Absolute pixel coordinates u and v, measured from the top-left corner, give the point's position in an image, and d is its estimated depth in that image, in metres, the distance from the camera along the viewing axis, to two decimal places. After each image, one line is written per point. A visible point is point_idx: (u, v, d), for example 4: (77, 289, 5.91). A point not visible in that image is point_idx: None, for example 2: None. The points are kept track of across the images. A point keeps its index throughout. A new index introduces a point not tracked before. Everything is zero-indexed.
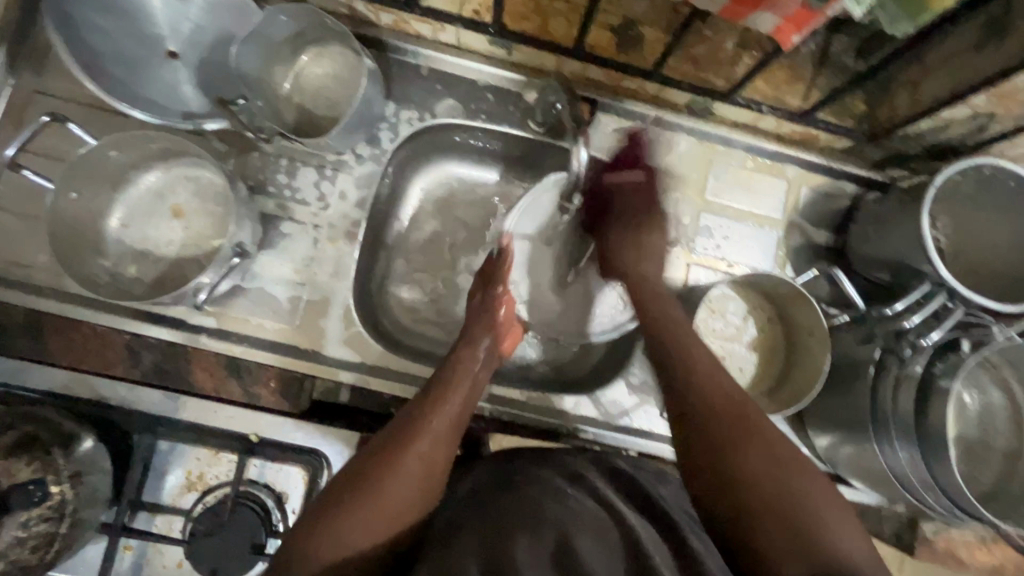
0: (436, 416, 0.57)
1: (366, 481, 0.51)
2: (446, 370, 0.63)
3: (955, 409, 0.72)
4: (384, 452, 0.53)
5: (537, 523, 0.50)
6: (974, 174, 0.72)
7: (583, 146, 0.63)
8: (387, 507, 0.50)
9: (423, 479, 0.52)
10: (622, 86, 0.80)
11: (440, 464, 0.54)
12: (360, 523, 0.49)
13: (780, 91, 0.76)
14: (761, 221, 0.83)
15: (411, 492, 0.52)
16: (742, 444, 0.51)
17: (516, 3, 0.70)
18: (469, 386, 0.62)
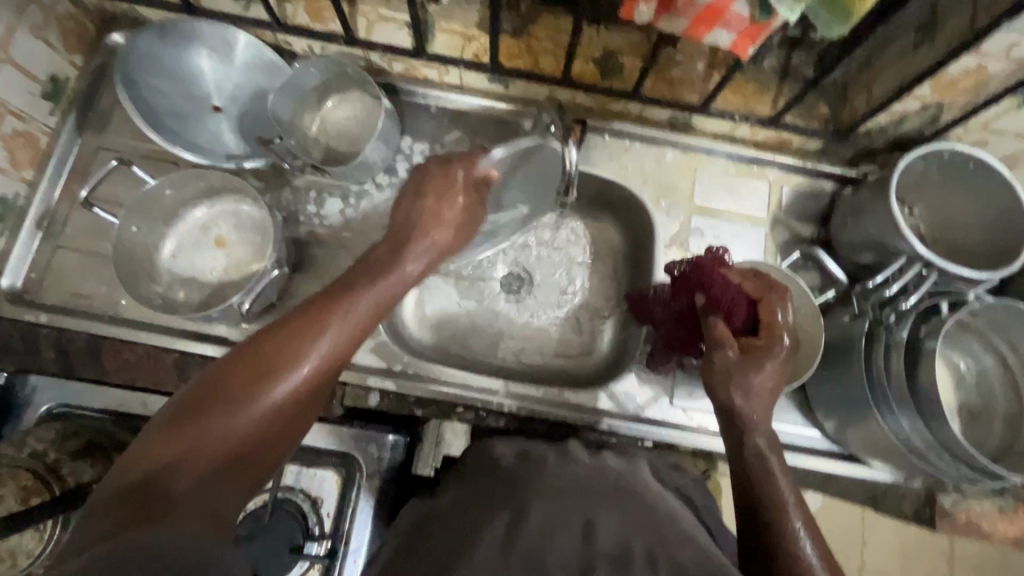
0: (305, 348, 0.54)
1: (213, 402, 0.48)
2: (332, 301, 0.60)
3: (949, 376, 0.76)
4: (238, 376, 0.51)
5: (557, 492, 0.57)
6: (936, 159, 0.79)
7: (570, 146, 0.73)
8: (251, 422, 0.49)
9: (282, 406, 0.51)
10: (609, 109, 0.90)
11: (303, 392, 0.54)
12: (224, 438, 0.47)
13: (749, 101, 0.85)
14: (747, 219, 0.90)
15: (281, 407, 0.52)
16: (778, 511, 0.56)
17: (512, 44, 0.83)
18: (358, 314, 0.60)
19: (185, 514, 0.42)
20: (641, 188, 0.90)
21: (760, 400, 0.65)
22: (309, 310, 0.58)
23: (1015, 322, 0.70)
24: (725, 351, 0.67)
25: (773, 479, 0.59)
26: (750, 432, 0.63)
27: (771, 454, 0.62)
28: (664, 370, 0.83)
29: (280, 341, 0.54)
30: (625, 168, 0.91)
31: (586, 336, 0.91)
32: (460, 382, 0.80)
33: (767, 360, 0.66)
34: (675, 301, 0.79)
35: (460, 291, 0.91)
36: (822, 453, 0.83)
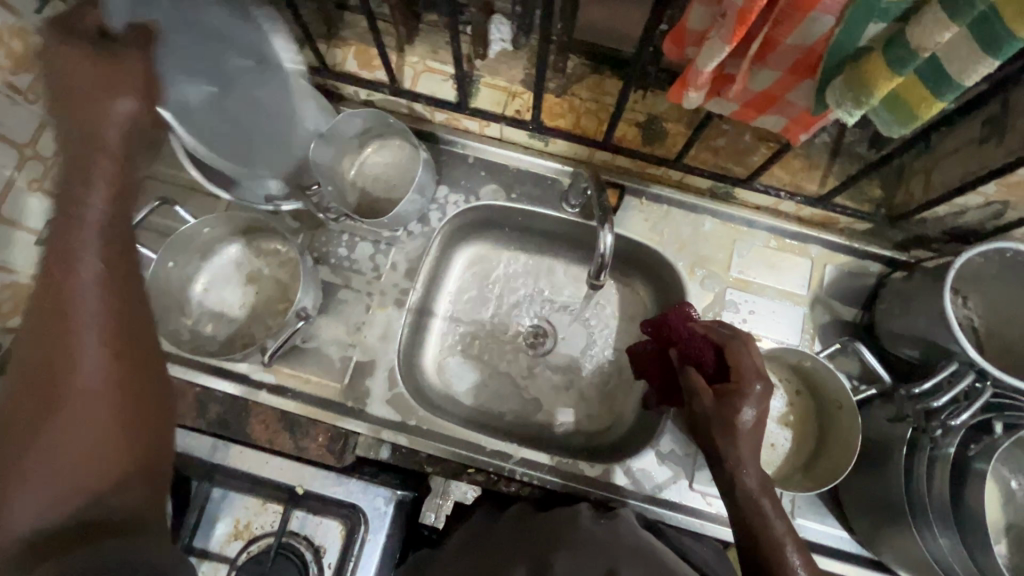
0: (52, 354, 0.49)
1: (26, 448, 0.47)
2: (41, 285, 0.50)
3: (997, 493, 0.70)
4: (26, 426, 0.47)
5: (580, 545, 0.58)
6: (996, 257, 0.74)
7: (604, 229, 0.73)
8: (71, 418, 0.48)
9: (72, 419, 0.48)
10: (648, 172, 0.88)
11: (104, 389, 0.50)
12: (72, 430, 0.48)
13: (796, 177, 0.82)
14: (785, 297, 0.87)
15: (89, 389, 0.49)
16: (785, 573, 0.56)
17: (555, 103, 0.83)
18: (63, 297, 0.50)
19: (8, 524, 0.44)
20: (676, 256, 0.88)
21: (745, 440, 0.62)
22: (34, 306, 0.50)
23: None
24: (700, 399, 0.65)
25: (784, 549, 0.58)
26: (736, 471, 0.62)
27: (762, 496, 0.61)
28: (686, 450, 0.80)
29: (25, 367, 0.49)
30: (660, 234, 0.88)
31: (606, 402, 0.88)
32: (472, 443, 0.79)
33: (742, 404, 0.63)
34: (658, 358, 0.78)
35: (481, 343, 0.91)
36: (850, 557, 0.78)
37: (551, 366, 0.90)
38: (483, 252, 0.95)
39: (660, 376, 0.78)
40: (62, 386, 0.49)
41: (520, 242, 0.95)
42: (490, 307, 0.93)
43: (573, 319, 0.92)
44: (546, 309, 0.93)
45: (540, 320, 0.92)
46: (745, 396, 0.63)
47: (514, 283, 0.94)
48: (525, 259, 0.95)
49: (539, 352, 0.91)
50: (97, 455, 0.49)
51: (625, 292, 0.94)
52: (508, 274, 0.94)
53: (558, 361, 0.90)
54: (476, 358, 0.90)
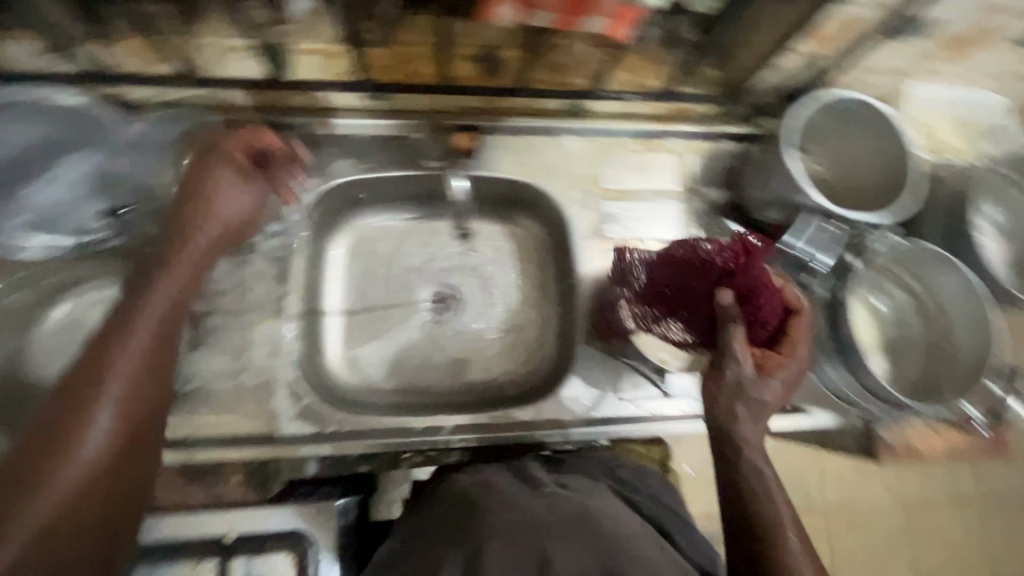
0: (72, 434, 0.52)
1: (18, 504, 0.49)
2: (89, 375, 0.55)
3: (868, 316, 0.79)
4: (28, 483, 0.49)
5: (513, 532, 0.56)
6: (821, 108, 0.81)
7: None
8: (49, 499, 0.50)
9: (66, 503, 0.50)
10: (501, 106, 0.85)
11: (105, 466, 0.53)
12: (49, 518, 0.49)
13: (638, 77, 0.83)
14: (660, 195, 0.90)
15: (90, 471, 0.52)
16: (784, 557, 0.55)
17: (382, 55, 0.78)
18: (156, 371, 0.59)
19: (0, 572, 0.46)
20: (550, 184, 0.87)
21: (766, 417, 0.60)
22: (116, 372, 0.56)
23: (917, 255, 0.73)
24: (738, 364, 0.60)
25: (779, 517, 0.57)
26: (744, 451, 0.59)
27: (766, 467, 0.59)
28: (606, 365, 0.83)
29: (49, 424, 0.52)
30: (529, 166, 0.86)
31: (526, 345, 0.88)
32: (401, 428, 0.76)
33: (772, 377, 0.61)
34: (686, 282, 0.69)
35: (385, 327, 0.87)
36: None
37: (462, 326, 0.88)
38: (359, 232, 0.89)
39: (676, 296, 0.70)
40: (72, 451, 0.52)
41: (396, 212, 0.90)
42: (383, 289, 0.88)
43: (472, 273, 0.91)
44: (441, 272, 0.90)
45: (439, 286, 0.89)
46: (774, 381, 0.61)
47: (401, 255, 0.89)
48: (409, 228, 0.90)
49: (446, 317, 0.88)
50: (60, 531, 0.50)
51: (515, 235, 0.92)
52: (392, 248, 0.89)
53: (468, 317, 0.89)
54: (384, 344, 0.86)
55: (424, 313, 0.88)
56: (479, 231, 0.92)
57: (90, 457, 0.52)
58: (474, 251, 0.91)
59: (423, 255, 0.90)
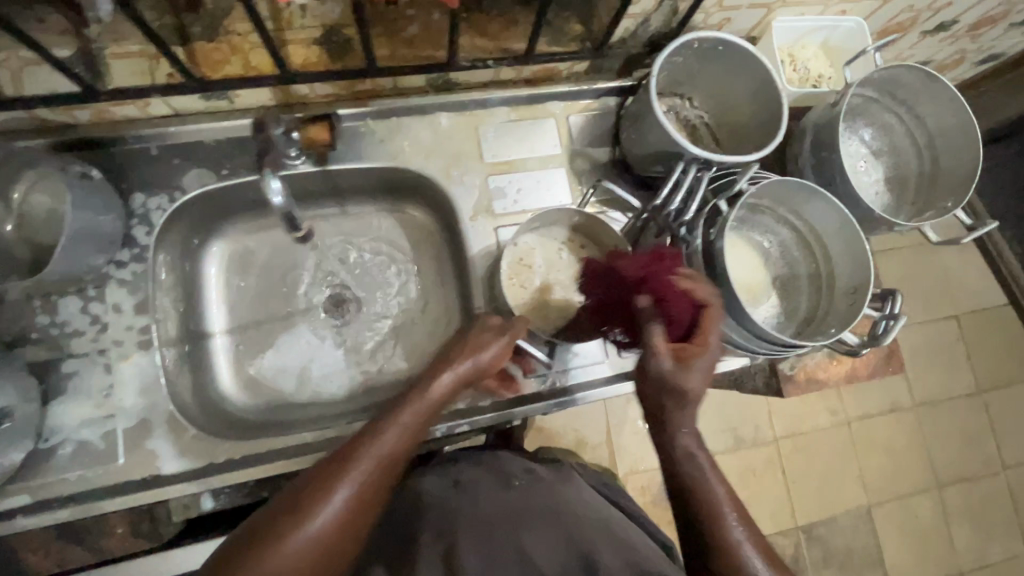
0: (363, 452, 0.57)
1: (323, 486, 0.54)
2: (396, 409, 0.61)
3: (755, 258, 0.79)
4: (322, 482, 0.55)
5: (480, 521, 0.64)
6: (687, 52, 0.78)
7: (268, 180, 0.67)
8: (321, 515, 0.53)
9: (333, 525, 0.53)
10: (359, 89, 0.79)
11: (330, 539, 0.53)
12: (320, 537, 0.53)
13: (500, 41, 0.78)
14: (544, 162, 0.86)
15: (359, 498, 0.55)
16: (725, 536, 0.57)
17: (210, 49, 0.69)
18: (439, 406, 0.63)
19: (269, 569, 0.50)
20: (427, 165, 0.83)
21: (693, 405, 0.61)
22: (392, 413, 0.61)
23: (789, 190, 0.72)
24: (658, 360, 0.61)
25: (717, 501, 0.59)
26: (674, 434, 0.61)
27: (708, 461, 0.60)
28: None
29: (316, 471, 0.56)
30: (401, 150, 0.82)
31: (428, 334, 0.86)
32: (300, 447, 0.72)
33: (691, 369, 0.61)
34: (618, 291, 0.71)
35: (282, 336, 0.84)
36: None
37: (363, 321, 0.86)
38: (239, 243, 0.85)
39: (611, 309, 0.72)
40: (332, 491, 0.54)
41: (275, 216, 0.86)
42: (274, 298, 0.85)
43: (367, 264, 0.88)
44: (333, 269, 0.87)
45: (332, 283, 0.87)
46: (696, 374, 0.61)
47: (288, 259, 0.87)
48: (293, 231, 0.87)
49: (345, 313, 0.86)
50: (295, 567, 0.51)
51: (403, 220, 0.90)
52: (278, 253, 0.86)
53: (368, 311, 0.87)
54: (286, 352, 0.84)
55: (321, 315, 0.86)
56: (362, 218, 0.89)
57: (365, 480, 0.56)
58: (365, 241, 0.89)
59: (311, 254, 0.87)
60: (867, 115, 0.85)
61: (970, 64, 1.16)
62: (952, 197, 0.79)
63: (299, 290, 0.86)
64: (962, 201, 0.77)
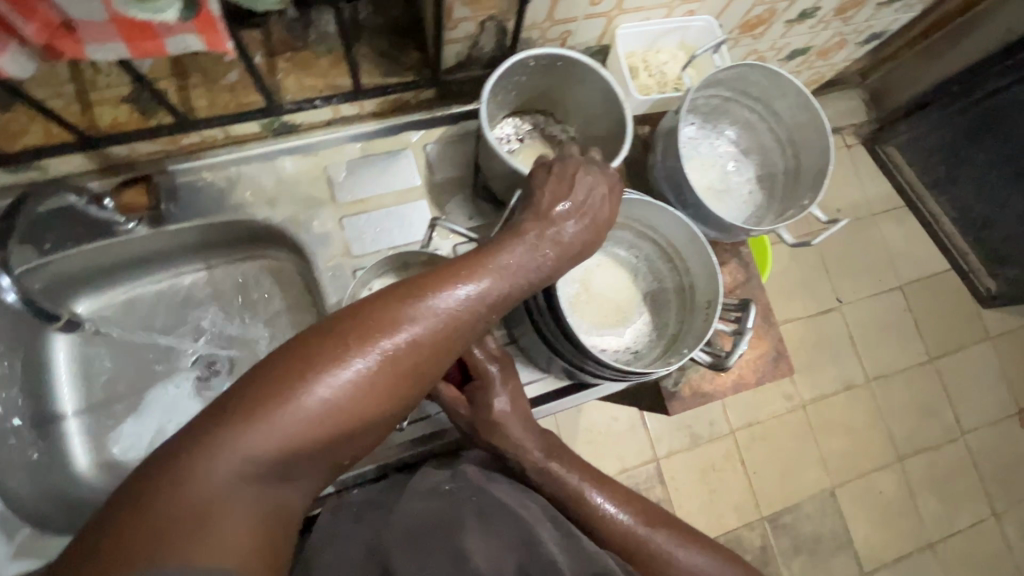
0: (304, 381, 0.43)
1: (249, 421, 0.42)
2: (365, 331, 0.46)
3: (616, 274, 0.77)
4: (205, 435, 0.42)
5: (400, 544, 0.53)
6: (526, 70, 0.75)
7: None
8: (224, 457, 0.41)
9: (244, 474, 0.42)
10: (188, 142, 0.75)
11: (244, 527, 0.42)
12: (240, 487, 0.42)
13: (329, 78, 0.74)
14: (403, 196, 0.83)
15: (268, 450, 0.43)
16: (607, 525, 0.64)
17: (10, 120, 0.66)
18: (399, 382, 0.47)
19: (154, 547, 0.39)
20: (275, 214, 0.79)
21: (511, 426, 0.67)
22: (338, 339, 0.45)
23: (636, 205, 0.70)
24: (458, 413, 0.68)
25: (591, 499, 0.65)
26: (521, 454, 0.67)
27: (558, 465, 0.67)
28: None
29: (237, 391, 0.44)
30: (244, 201, 0.78)
31: None
32: None
33: (489, 399, 0.67)
34: None
35: (142, 409, 0.79)
36: (559, 391, 0.82)
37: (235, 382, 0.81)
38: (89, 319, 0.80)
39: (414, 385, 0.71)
40: (241, 439, 0.42)
41: (127, 282, 0.81)
42: (132, 370, 0.80)
43: (234, 319, 0.83)
44: (196, 331, 0.82)
45: (195, 346, 0.82)
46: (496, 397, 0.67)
47: (145, 326, 0.81)
48: (150, 295, 0.82)
49: (212, 376, 0.81)
50: (186, 538, 0.40)
51: (274, 270, 0.84)
52: (133, 322, 0.81)
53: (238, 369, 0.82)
54: (148, 417, 0.79)
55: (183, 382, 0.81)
56: (240, 275, 0.84)
57: (287, 422, 0.43)
58: (230, 295, 0.83)
59: (171, 317, 0.82)
60: (727, 115, 0.83)
61: (853, 44, 1.15)
62: (809, 196, 0.76)
63: (159, 358, 0.81)
64: (817, 199, 0.74)
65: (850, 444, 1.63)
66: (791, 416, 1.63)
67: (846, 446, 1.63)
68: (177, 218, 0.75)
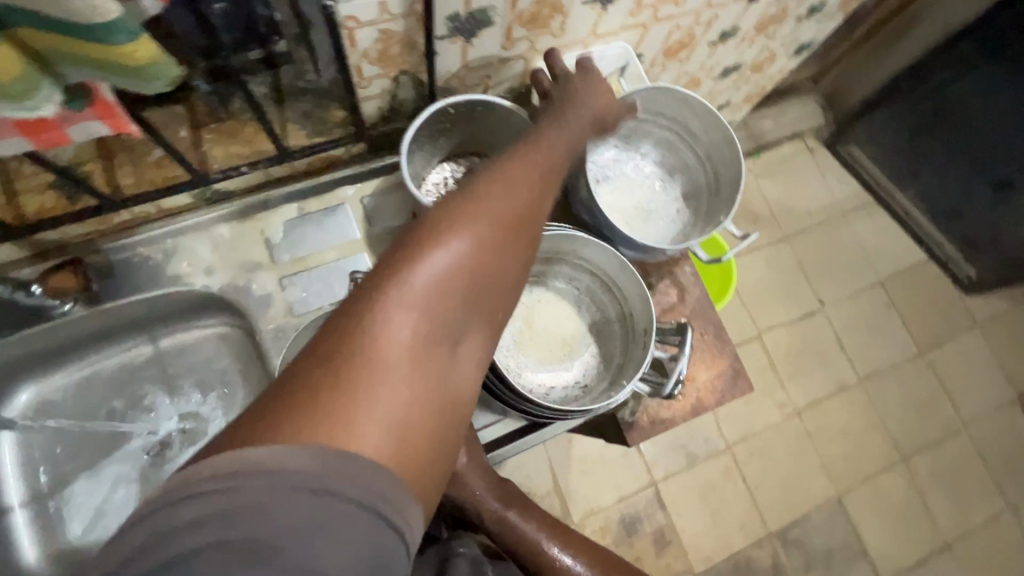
0: (393, 286, 0.38)
1: (403, 278, 0.38)
2: (453, 216, 0.42)
3: (559, 308, 0.76)
4: (408, 258, 0.39)
5: None
6: (448, 117, 0.77)
7: None
8: (404, 309, 0.37)
9: (419, 334, 0.38)
10: (121, 220, 0.76)
11: (414, 401, 0.36)
12: (397, 380, 0.36)
13: (256, 143, 0.76)
14: (343, 249, 0.83)
15: (406, 336, 0.37)
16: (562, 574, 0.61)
17: None
18: (480, 287, 0.42)
19: (359, 414, 0.34)
20: (213, 282, 0.79)
21: (469, 476, 0.62)
22: (439, 223, 0.41)
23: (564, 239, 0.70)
24: None
25: (549, 549, 0.62)
26: (479, 503, 0.62)
27: (514, 513, 0.63)
28: None
29: (368, 280, 0.39)
30: (183, 274, 0.78)
31: None
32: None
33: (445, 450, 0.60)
34: None
35: (89, 482, 0.77)
36: (517, 432, 0.79)
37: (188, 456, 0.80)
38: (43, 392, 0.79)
39: None
40: (421, 274, 0.39)
41: (77, 357, 0.79)
42: (82, 446, 0.78)
43: (187, 391, 0.82)
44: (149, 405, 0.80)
45: (147, 423, 0.80)
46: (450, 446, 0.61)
47: (98, 400, 0.80)
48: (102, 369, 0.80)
49: (164, 451, 0.80)
50: (392, 400, 0.35)
51: (217, 338, 0.83)
52: (86, 396, 0.79)
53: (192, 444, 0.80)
54: (96, 488, 0.78)
55: (133, 458, 0.79)
56: (180, 345, 0.83)
57: (389, 336, 0.36)
58: (182, 366, 0.82)
59: (123, 390, 0.80)
60: (648, 135, 0.83)
61: (785, 57, 1.17)
62: (725, 212, 0.76)
63: (109, 432, 0.79)
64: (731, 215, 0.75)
65: (847, 448, 1.59)
66: (785, 426, 1.58)
67: (844, 451, 1.59)
68: (113, 295, 0.76)
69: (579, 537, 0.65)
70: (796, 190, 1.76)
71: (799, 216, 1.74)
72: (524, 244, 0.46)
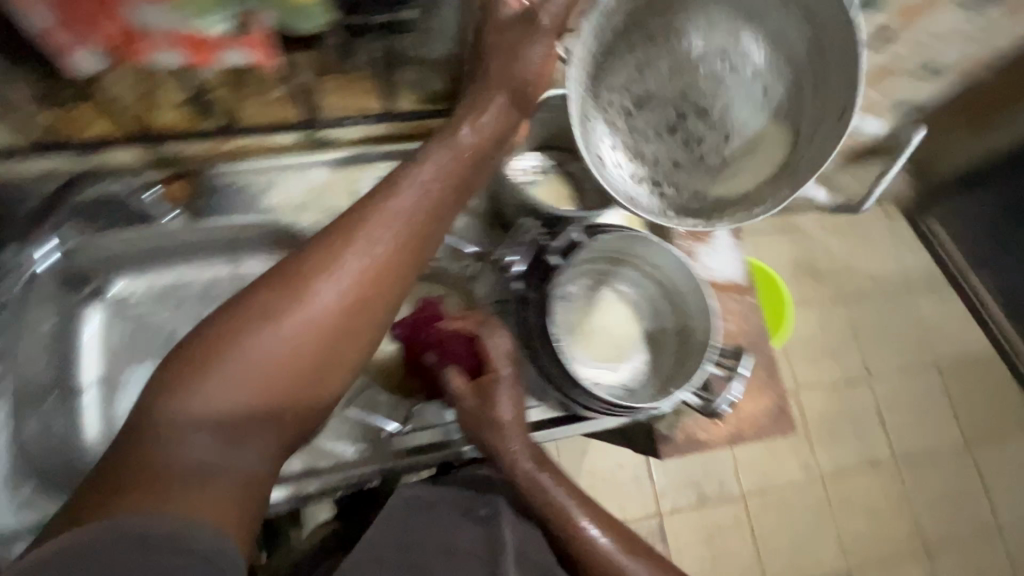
0: (298, 298, 0.52)
1: (297, 291, 0.52)
2: (334, 247, 0.54)
3: (617, 310, 0.78)
4: (291, 281, 0.52)
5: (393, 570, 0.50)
6: (548, 107, 0.80)
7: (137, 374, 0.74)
8: (285, 319, 0.51)
9: (296, 340, 0.51)
10: (234, 147, 0.83)
11: (312, 331, 0.52)
12: (272, 341, 0.50)
13: (365, 99, 0.82)
14: None
15: (276, 351, 0.50)
16: (589, 547, 0.59)
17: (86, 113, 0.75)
18: (388, 285, 0.56)
19: (217, 393, 0.48)
20: (299, 219, 0.84)
21: (511, 429, 0.61)
22: (328, 251, 0.53)
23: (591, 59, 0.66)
24: (461, 401, 0.64)
25: (579, 520, 0.60)
26: (515, 460, 0.61)
27: (549, 478, 0.61)
28: (370, 402, 0.79)
29: (259, 288, 0.52)
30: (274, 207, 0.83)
31: None
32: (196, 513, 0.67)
33: (499, 391, 0.63)
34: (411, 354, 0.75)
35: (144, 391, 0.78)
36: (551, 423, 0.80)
37: None
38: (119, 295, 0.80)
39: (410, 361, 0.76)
40: (300, 302, 0.51)
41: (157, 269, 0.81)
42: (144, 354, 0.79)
43: None
44: None
45: None
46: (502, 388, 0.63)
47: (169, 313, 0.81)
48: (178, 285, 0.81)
49: None
50: (275, 364, 0.50)
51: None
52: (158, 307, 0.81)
53: None
54: None
55: None
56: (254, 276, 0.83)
57: (285, 335, 0.51)
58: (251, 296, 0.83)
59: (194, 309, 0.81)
60: None
61: (880, 115, 1.16)
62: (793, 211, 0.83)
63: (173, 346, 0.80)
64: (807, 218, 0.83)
65: (867, 526, 1.53)
66: (805, 488, 1.53)
67: (862, 526, 1.52)
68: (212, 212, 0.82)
69: (609, 517, 0.63)
70: (864, 254, 1.71)
71: (860, 280, 1.69)
72: (422, 260, 0.58)
